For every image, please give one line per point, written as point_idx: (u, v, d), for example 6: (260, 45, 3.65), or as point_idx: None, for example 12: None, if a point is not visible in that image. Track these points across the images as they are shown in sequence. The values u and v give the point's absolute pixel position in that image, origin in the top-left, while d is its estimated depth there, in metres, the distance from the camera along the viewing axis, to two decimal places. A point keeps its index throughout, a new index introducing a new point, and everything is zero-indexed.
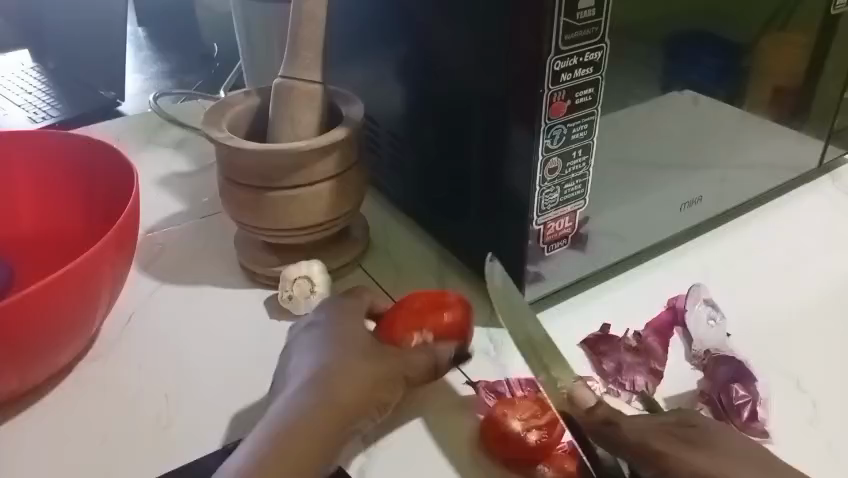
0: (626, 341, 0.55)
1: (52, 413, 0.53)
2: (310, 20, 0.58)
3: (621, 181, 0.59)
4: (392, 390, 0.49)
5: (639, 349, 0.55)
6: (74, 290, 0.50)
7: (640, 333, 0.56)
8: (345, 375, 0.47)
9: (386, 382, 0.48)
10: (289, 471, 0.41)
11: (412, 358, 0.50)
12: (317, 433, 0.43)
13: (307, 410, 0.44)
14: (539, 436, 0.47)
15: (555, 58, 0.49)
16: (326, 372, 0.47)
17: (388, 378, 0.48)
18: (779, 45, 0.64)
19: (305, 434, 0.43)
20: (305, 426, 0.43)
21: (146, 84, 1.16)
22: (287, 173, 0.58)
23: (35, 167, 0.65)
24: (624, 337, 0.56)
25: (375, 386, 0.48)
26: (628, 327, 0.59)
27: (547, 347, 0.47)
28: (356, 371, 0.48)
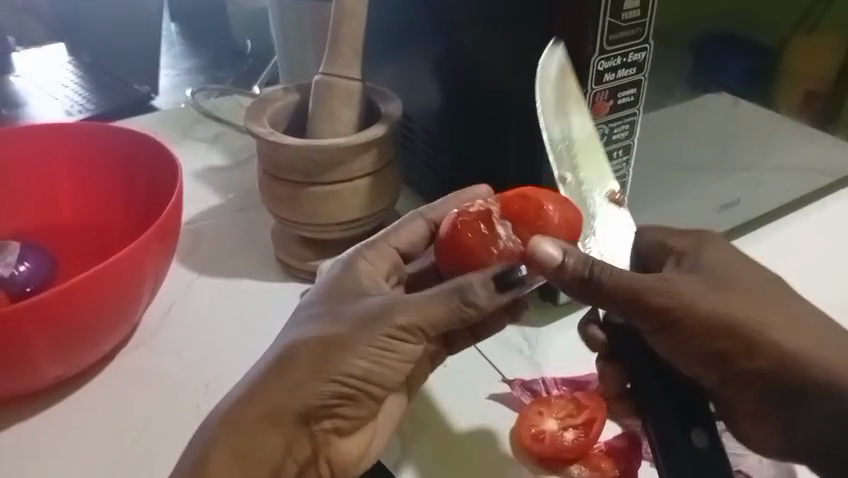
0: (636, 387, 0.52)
1: (96, 399, 0.55)
2: (353, 19, 0.59)
3: (657, 182, 0.59)
4: (385, 368, 0.42)
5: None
6: (122, 279, 0.51)
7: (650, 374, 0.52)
8: (329, 355, 0.41)
9: (377, 361, 0.42)
10: (239, 466, 0.40)
11: (425, 309, 0.41)
12: (282, 424, 0.41)
13: (275, 389, 0.40)
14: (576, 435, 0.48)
15: (599, 58, 0.49)
16: (301, 347, 0.41)
17: (382, 351, 0.42)
18: (820, 48, 0.64)
19: (267, 420, 0.40)
20: (248, 420, 0.40)
21: (179, 80, 1.17)
22: (326, 169, 0.59)
23: (79, 158, 0.67)
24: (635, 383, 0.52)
25: (359, 368, 0.41)
26: None
27: (584, 149, 0.49)
28: (333, 351, 0.41)
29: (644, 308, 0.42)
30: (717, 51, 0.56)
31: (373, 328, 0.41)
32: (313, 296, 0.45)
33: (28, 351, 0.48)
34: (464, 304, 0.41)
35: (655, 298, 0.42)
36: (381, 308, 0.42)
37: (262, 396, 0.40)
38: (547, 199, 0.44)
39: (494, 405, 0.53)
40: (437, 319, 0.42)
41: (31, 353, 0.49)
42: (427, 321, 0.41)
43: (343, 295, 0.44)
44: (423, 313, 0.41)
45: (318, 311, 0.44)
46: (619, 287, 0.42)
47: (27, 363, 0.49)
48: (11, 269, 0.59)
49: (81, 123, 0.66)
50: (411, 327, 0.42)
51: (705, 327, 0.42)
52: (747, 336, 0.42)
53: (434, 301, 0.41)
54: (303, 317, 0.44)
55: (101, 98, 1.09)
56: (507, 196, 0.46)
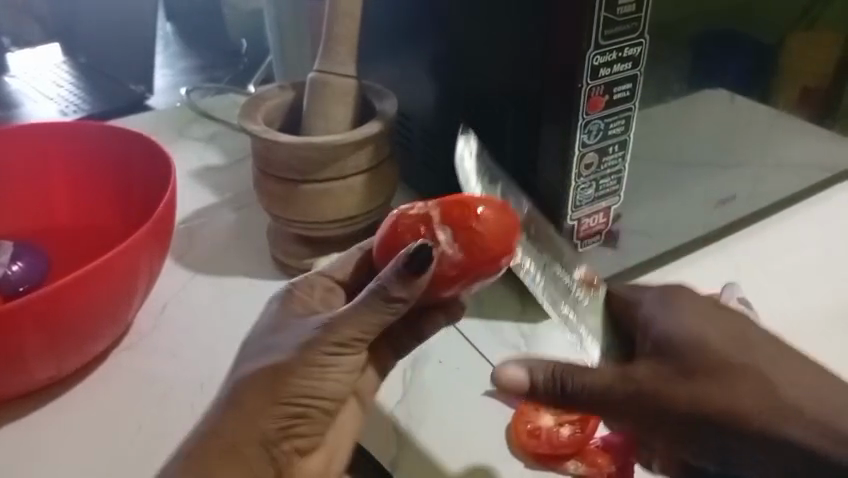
0: None
1: (90, 399, 0.54)
2: (346, 16, 0.58)
3: (654, 178, 0.59)
4: (333, 379, 0.39)
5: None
6: (116, 278, 0.51)
7: None
8: (275, 382, 0.38)
9: (322, 378, 0.39)
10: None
11: (361, 318, 0.39)
12: (241, 451, 0.38)
13: (229, 424, 0.38)
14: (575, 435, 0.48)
15: (594, 53, 0.49)
16: (249, 378, 0.39)
17: (324, 367, 0.39)
18: (816, 44, 0.64)
19: (231, 451, 0.38)
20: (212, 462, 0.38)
21: (174, 80, 1.17)
22: (320, 167, 0.58)
23: (72, 157, 0.66)
24: None
25: (310, 387, 0.39)
26: None
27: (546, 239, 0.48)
28: (278, 375, 0.38)
29: (625, 394, 0.38)
30: (713, 46, 0.55)
31: (310, 350, 0.39)
32: (255, 330, 0.43)
33: (21, 350, 0.48)
34: (388, 301, 0.38)
35: (617, 391, 0.38)
36: (315, 327, 0.39)
37: (218, 430, 0.38)
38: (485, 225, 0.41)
39: (490, 403, 0.53)
40: (378, 324, 0.39)
41: (25, 352, 0.49)
42: (364, 331, 0.39)
43: (284, 324, 0.42)
44: (358, 325, 0.39)
45: (261, 343, 0.41)
46: (593, 383, 0.39)
47: (20, 363, 0.49)
48: (5, 269, 0.58)
49: (75, 122, 0.65)
50: (348, 338, 0.39)
51: (682, 408, 0.37)
52: (718, 398, 0.37)
53: (366, 312, 0.39)
54: (247, 352, 0.41)
55: (96, 98, 1.08)
56: (447, 203, 0.42)
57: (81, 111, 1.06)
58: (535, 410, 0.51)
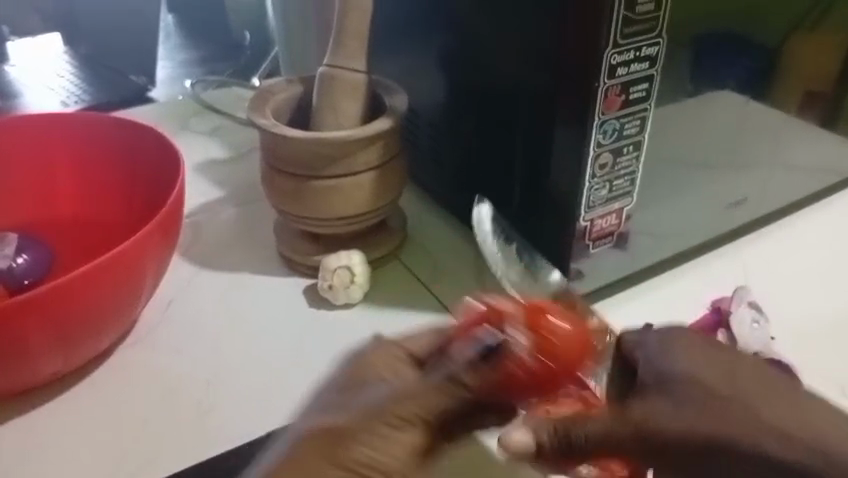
0: None
1: (96, 395, 0.54)
2: (358, 10, 0.57)
3: (667, 179, 0.58)
4: (391, 450, 0.38)
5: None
6: (124, 273, 0.50)
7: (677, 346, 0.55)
8: (330, 444, 0.38)
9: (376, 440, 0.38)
10: None
11: (426, 395, 0.38)
12: None
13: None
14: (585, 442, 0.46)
15: (612, 51, 0.48)
16: (306, 441, 0.38)
17: (385, 440, 0.38)
18: (828, 46, 0.63)
19: None
20: None
21: (176, 72, 1.16)
22: (330, 162, 0.58)
23: (77, 149, 0.66)
24: None
25: (368, 452, 0.38)
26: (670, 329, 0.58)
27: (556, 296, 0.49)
28: (336, 441, 0.38)
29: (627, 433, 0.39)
30: (728, 46, 0.55)
31: (373, 418, 0.38)
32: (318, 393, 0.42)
33: (27, 345, 0.48)
34: (458, 386, 0.39)
35: (618, 433, 0.39)
36: (381, 397, 0.39)
37: None
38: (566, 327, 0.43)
39: None
40: (439, 407, 0.39)
41: (31, 347, 0.48)
42: (430, 407, 0.38)
43: (344, 388, 0.41)
44: (422, 402, 0.38)
45: (324, 404, 0.40)
46: (596, 433, 0.39)
47: (26, 358, 0.48)
48: (9, 261, 0.58)
49: (79, 115, 0.64)
50: (412, 413, 0.38)
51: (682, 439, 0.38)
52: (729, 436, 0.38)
53: (433, 389, 0.39)
54: (310, 409, 0.41)
55: (98, 89, 1.07)
56: (526, 307, 0.43)
57: (82, 102, 1.05)
58: None
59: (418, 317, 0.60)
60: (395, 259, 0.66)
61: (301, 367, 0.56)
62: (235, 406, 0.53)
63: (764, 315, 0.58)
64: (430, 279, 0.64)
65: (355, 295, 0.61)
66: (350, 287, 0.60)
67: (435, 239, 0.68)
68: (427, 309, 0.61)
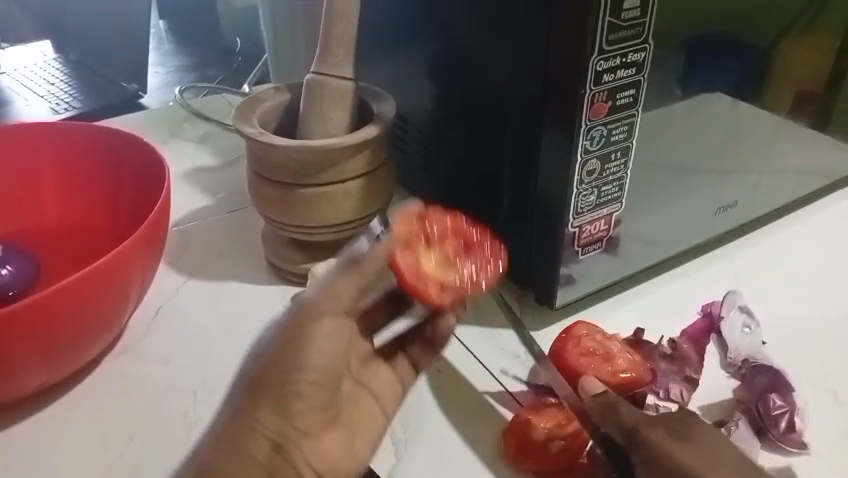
0: (660, 347, 0.54)
1: (80, 406, 0.53)
2: (345, 18, 0.57)
3: (656, 187, 0.58)
4: (328, 345, 0.43)
5: (673, 356, 0.54)
6: (108, 284, 0.50)
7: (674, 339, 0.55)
8: (317, 338, 0.43)
9: (313, 349, 0.42)
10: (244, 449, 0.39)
11: (339, 285, 0.44)
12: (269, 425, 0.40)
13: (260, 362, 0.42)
14: (563, 441, 0.47)
15: (598, 58, 0.48)
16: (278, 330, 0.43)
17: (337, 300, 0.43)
18: (818, 48, 0.63)
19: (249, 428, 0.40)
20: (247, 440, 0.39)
21: (167, 77, 1.16)
22: (317, 170, 0.57)
23: (63, 159, 0.65)
24: (658, 344, 0.55)
25: (316, 341, 0.43)
26: (663, 334, 0.58)
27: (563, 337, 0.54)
28: (298, 332, 0.42)
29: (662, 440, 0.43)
30: (714, 49, 0.55)
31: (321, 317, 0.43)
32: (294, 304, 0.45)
33: (9, 359, 0.47)
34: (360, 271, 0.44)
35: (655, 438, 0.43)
36: (328, 283, 0.44)
37: (257, 393, 0.41)
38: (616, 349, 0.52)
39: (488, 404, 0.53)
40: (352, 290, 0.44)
41: (11, 362, 0.47)
42: (345, 288, 0.44)
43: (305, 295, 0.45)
44: (339, 289, 0.44)
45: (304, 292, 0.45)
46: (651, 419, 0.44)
47: (7, 373, 0.48)
48: None
49: (67, 124, 0.64)
50: (335, 305, 0.44)
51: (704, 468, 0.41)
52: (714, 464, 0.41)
53: (339, 279, 0.44)
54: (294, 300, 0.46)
55: (89, 97, 1.07)
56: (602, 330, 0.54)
57: (72, 109, 1.05)
58: (529, 423, 0.48)
59: None
60: None
61: None
62: None
63: (756, 320, 0.58)
64: None
65: None
66: None
67: None
68: None
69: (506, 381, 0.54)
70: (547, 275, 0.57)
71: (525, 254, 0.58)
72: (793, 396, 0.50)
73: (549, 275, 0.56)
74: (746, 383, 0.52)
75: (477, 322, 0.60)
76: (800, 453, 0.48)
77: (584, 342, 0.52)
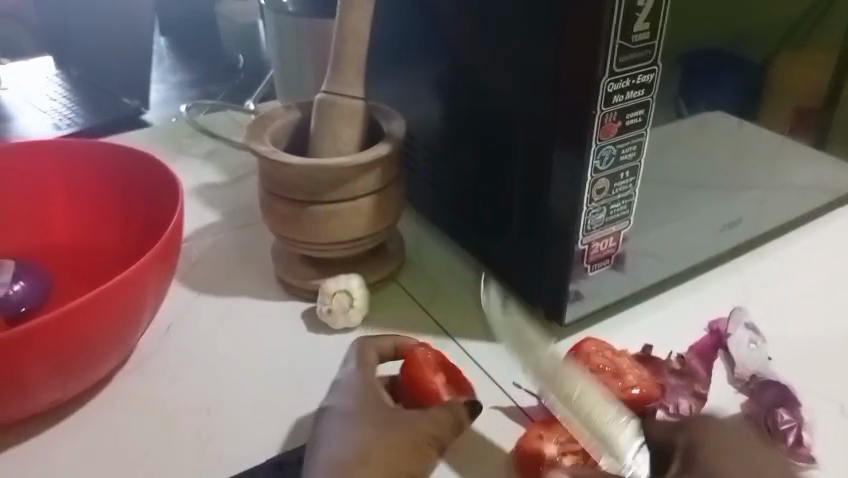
0: (670, 363, 0.55)
1: (94, 423, 0.53)
2: (357, 38, 0.58)
3: (663, 204, 0.59)
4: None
5: (683, 371, 0.55)
6: (123, 301, 0.50)
7: (683, 355, 0.56)
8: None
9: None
10: None
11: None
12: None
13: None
14: (574, 458, 0.48)
15: (608, 80, 0.49)
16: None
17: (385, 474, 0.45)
18: (817, 67, 0.65)
19: None
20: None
21: (171, 94, 1.17)
22: (330, 188, 0.58)
23: (74, 177, 0.66)
24: (667, 360, 0.56)
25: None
26: (672, 350, 0.58)
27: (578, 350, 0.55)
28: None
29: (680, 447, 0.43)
30: (718, 69, 0.56)
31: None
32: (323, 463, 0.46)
33: (26, 376, 0.47)
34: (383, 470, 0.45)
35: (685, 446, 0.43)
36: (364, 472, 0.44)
37: None
38: (627, 366, 0.53)
39: (498, 419, 0.54)
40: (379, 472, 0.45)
41: (28, 379, 0.48)
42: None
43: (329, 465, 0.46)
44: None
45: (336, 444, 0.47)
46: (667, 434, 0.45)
47: (23, 390, 0.48)
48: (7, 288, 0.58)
49: (79, 142, 0.65)
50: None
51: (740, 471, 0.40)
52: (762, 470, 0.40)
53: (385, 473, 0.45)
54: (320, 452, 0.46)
55: (92, 113, 1.08)
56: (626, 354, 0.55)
57: (76, 126, 1.05)
58: (539, 439, 0.49)
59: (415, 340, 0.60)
60: (393, 283, 0.66)
61: (300, 396, 0.55)
62: (237, 434, 0.52)
63: (761, 336, 0.59)
64: (429, 302, 0.64)
65: (354, 319, 0.61)
66: (349, 312, 0.60)
67: (433, 261, 0.69)
68: (425, 331, 0.61)
69: (519, 395, 0.55)
70: (557, 292, 0.57)
71: (534, 270, 0.59)
72: (800, 411, 0.52)
73: (558, 291, 0.57)
74: (754, 398, 0.53)
75: (487, 337, 0.60)
76: (810, 466, 0.49)
77: (595, 359, 0.53)
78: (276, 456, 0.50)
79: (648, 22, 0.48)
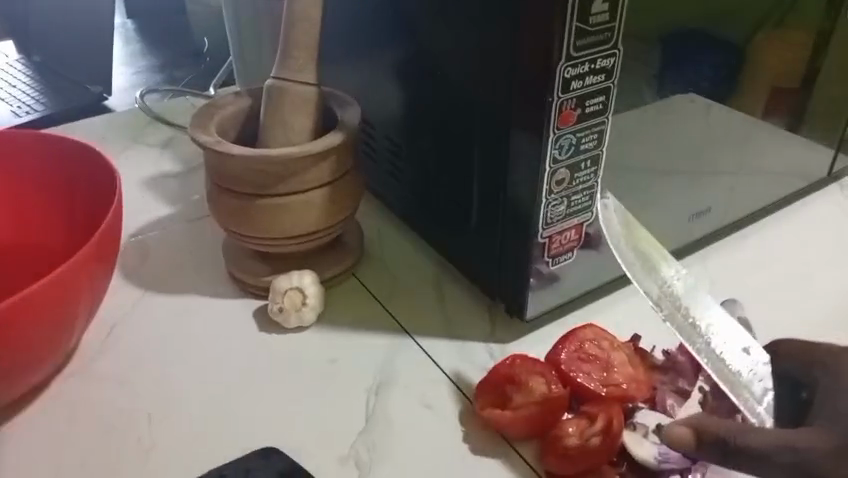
0: (651, 359, 0.53)
1: (29, 431, 0.50)
2: (307, 21, 0.55)
3: (629, 193, 0.56)
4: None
5: (664, 367, 0.52)
6: (53, 306, 0.47)
7: (669, 351, 0.54)
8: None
9: None
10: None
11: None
12: None
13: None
14: (597, 437, 0.46)
15: (565, 65, 0.46)
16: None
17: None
18: (793, 47, 0.62)
19: None
20: None
21: (133, 78, 1.13)
22: (279, 180, 0.55)
23: (12, 169, 0.62)
24: (651, 354, 0.53)
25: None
26: (655, 345, 0.56)
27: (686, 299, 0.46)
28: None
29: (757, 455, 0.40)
30: (686, 50, 0.53)
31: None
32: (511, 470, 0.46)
33: None
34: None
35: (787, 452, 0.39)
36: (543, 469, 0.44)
37: None
38: (619, 361, 0.51)
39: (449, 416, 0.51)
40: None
41: None
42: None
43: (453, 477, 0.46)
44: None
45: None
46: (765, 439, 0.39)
47: None
48: None
49: (17, 132, 0.61)
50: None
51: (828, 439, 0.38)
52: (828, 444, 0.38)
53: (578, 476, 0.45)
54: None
55: (50, 99, 1.04)
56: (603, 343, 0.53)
57: (34, 113, 1.01)
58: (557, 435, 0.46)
59: (372, 339, 0.58)
60: (351, 277, 0.64)
61: (247, 401, 0.53)
62: (178, 442, 0.50)
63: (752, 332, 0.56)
64: (387, 298, 0.62)
65: (308, 318, 0.58)
66: (302, 310, 0.58)
67: (392, 255, 0.66)
68: (383, 329, 0.58)
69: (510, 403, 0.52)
70: (518, 286, 0.55)
71: (495, 264, 0.56)
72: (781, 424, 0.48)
73: (519, 286, 0.55)
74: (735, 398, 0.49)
75: (448, 335, 0.58)
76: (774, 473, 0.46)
77: (587, 348, 0.51)
78: (219, 466, 0.48)
79: (607, 2, 0.45)
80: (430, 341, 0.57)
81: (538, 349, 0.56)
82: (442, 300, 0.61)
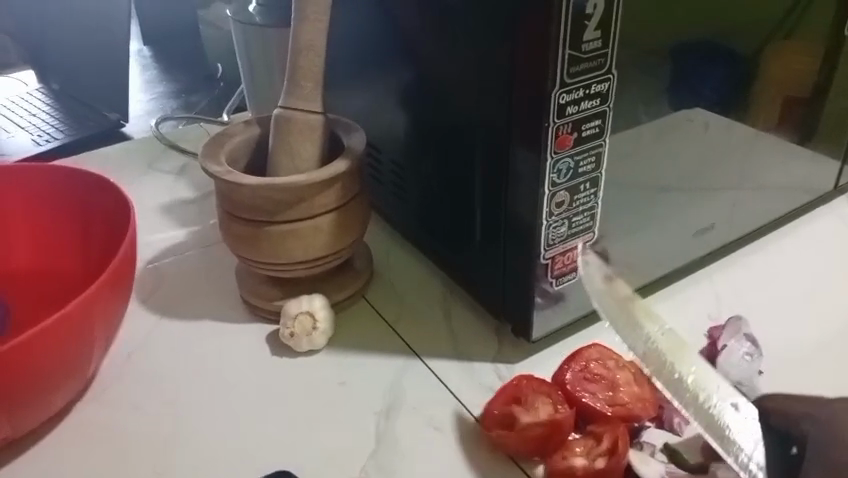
0: None
1: (47, 458, 0.52)
2: (311, 51, 0.56)
3: (631, 212, 0.57)
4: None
5: None
6: (69, 336, 0.49)
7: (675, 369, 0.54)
8: None
9: None
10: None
11: None
12: None
13: None
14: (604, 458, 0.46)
15: (559, 91, 0.47)
16: None
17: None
18: (796, 63, 0.62)
19: None
20: None
21: (150, 105, 1.15)
22: (286, 208, 0.57)
23: (31, 201, 0.64)
24: None
25: None
26: None
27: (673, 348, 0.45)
28: None
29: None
30: (685, 70, 0.54)
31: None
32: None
33: None
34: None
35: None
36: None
37: None
38: (626, 379, 0.51)
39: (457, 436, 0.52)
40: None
41: None
42: None
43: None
44: None
45: None
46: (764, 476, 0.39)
47: None
48: None
49: (36, 165, 0.63)
50: None
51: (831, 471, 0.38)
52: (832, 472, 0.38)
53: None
54: None
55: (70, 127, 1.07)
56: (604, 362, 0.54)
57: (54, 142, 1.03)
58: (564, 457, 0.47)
59: (381, 361, 0.59)
60: (361, 299, 0.65)
61: (259, 424, 0.54)
62: (192, 466, 0.51)
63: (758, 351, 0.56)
64: (396, 319, 0.63)
65: (318, 342, 0.59)
66: (312, 334, 0.59)
67: (400, 276, 0.67)
68: (392, 351, 0.59)
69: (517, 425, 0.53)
70: (523, 306, 0.56)
71: (500, 285, 0.57)
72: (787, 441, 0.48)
73: (523, 305, 0.56)
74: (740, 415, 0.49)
75: (456, 356, 0.59)
76: None
77: (592, 368, 0.52)
78: None
79: (600, 29, 0.46)
80: (438, 362, 0.58)
81: (544, 368, 0.57)
82: (450, 320, 0.62)
